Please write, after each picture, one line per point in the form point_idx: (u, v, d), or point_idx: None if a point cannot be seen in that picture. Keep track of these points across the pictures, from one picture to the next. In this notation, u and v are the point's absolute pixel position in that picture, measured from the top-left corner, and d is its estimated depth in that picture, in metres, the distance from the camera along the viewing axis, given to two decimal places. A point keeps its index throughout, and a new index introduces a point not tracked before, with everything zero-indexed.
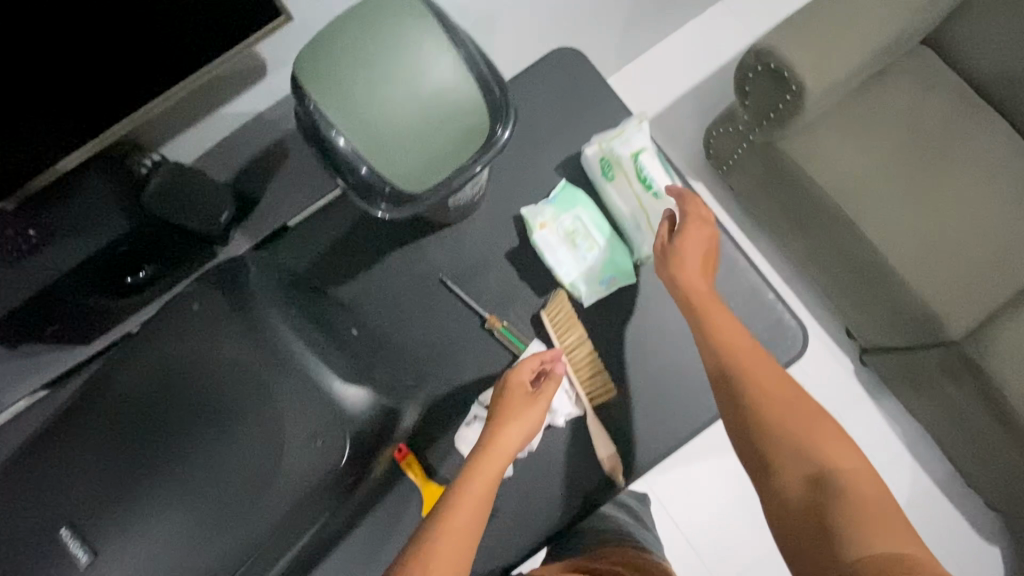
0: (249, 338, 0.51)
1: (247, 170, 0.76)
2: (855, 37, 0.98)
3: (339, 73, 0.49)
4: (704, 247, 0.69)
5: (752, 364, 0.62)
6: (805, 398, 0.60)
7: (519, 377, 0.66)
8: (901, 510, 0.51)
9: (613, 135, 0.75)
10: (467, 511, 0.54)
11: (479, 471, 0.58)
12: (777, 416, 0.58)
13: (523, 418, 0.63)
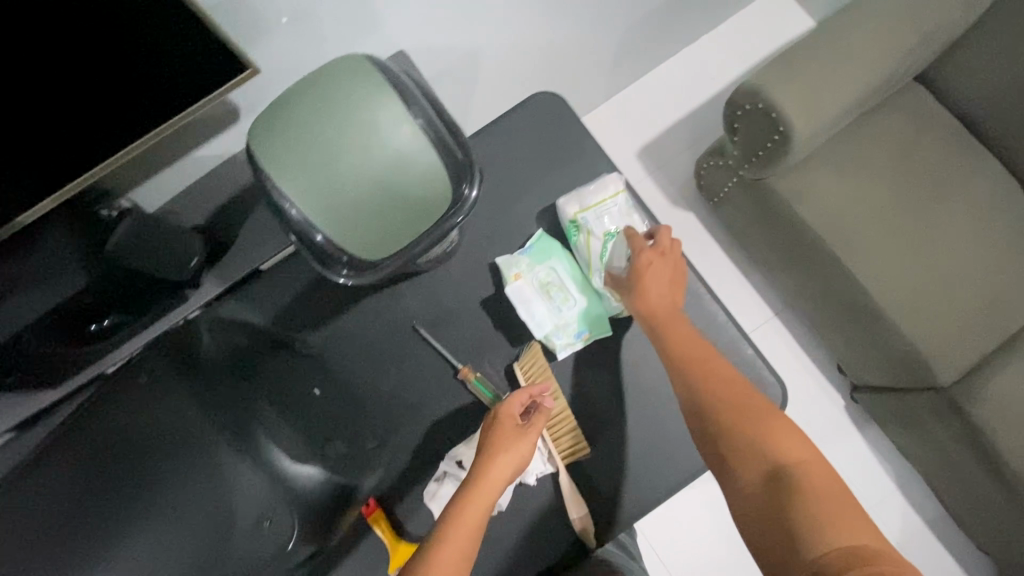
0: (209, 411, 0.54)
1: (219, 213, 0.73)
2: (845, 78, 0.97)
3: (293, 147, 0.48)
4: (667, 275, 0.71)
5: (719, 391, 0.62)
6: (762, 402, 0.62)
7: (509, 411, 0.64)
8: (854, 500, 0.53)
9: (592, 205, 0.75)
10: (461, 535, 0.54)
11: (465, 511, 0.56)
12: (738, 423, 0.60)
13: (513, 454, 0.61)
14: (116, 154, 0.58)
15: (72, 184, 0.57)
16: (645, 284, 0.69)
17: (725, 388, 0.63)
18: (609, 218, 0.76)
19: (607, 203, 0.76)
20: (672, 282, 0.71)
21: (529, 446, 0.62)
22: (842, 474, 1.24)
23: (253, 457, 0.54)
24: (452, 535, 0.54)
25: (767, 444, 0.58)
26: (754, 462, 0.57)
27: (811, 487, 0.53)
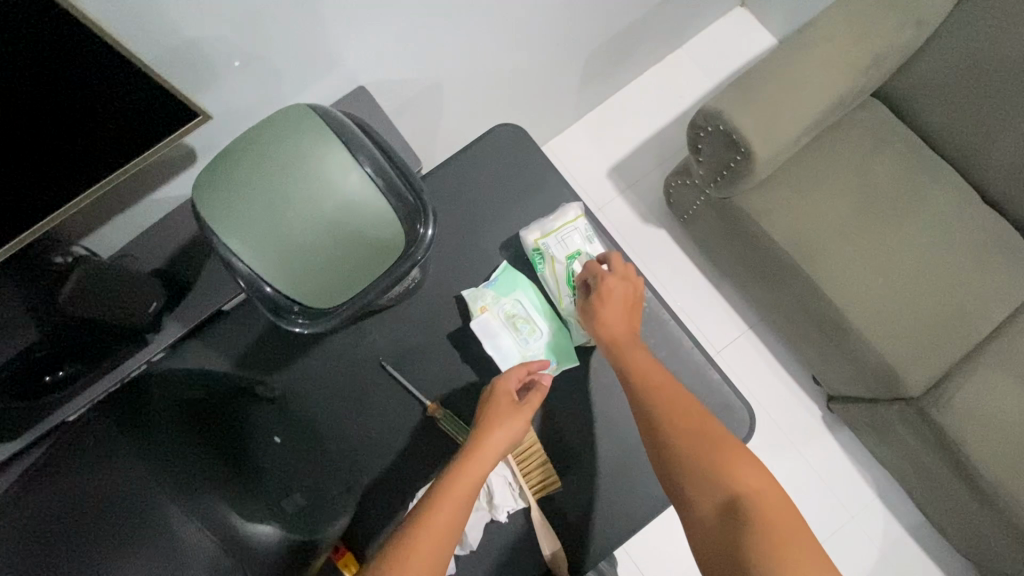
0: (154, 460, 0.49)
1: (179, 256, 0.72)
2: (803, 99, 0.99)
3: (239, 204, 0.48)
4: (626, 298, 0.72)
5: (677, 422, 0.61)
6: (721, 430, 0.61)
7: (505, 386, 0.66)
8: (807, 537, 0.52)
9: (553, 230, 0.77)
10: (444, 516, 0.54)
11: (460, 477, 0.57)
12: (695, 451, 0.59)
13: (509, 425, 0.62)
14: (71, 202, 0.56)
15: (24, 236, 0.55)
16: (604, 311, 0.70)
17: (684, 417, 0.61)
18: (573, 241, 0.77)
19: (569, 227, 0.77)
20: (631, 306, 0.72)
21: (525, 419, 0.63)
22: (821, 483, 1.25)
23: (196, 516, 0.47)
24: (443, 501, 0.55)
25: (723, 474, 0.56)
26: (709, 494, 0.56)
27: (763, 522, 0.52)
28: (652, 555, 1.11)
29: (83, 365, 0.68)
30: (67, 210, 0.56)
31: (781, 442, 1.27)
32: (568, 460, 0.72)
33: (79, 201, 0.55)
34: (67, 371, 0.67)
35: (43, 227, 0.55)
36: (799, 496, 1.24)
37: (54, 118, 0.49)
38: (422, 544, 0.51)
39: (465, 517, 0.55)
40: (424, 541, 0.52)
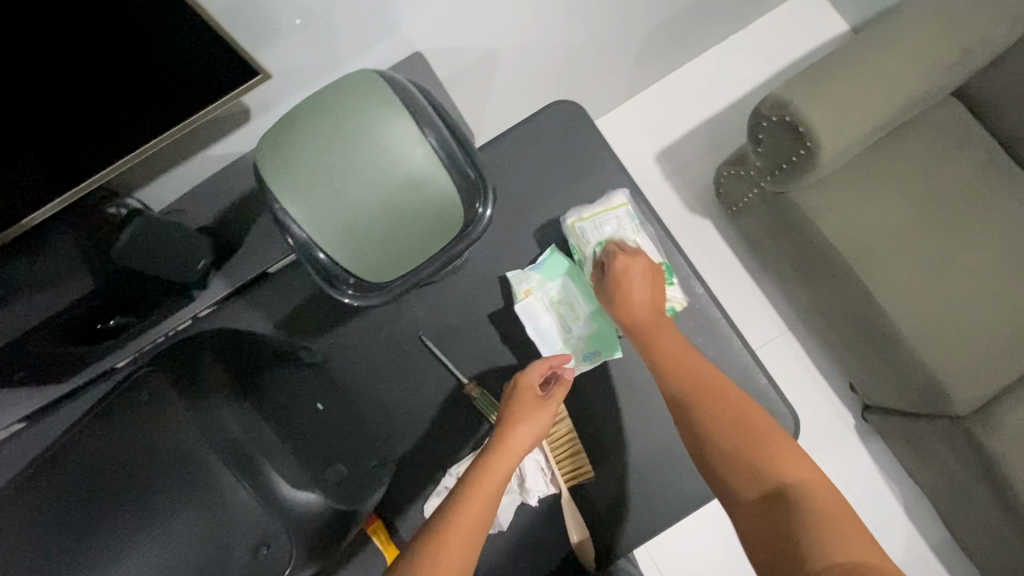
0: (198, 422, 0.49)
1: (229, 214, 0.72)
2: (879, 94, 0.93)
3: (299, 168, 0.47)
4: (644, 274, 0.71)
5: (712, 408, 0.60)
6: (755, 413, 0.60)
7: (527, 381, 0.65)
8: (854, 515, 0.52)
9: (595, 214, 0.75)
10: (478, 504, 0.54)
11: (489, 471, 0.57)
12: (732, 438, 0.58)
13: (534, 420, 0.61)
14: (126, 155, 0.55)
15: (84, 184, 0.55)
16: (627, 288, 0.70)
17: (718, 404, 0.61)
18: (609, 229, 0.74)
19: (609, 214, 0.75)
20: (650, 281, 0.71)
21: (548, 416, 0.62)
22: (845, 492, 1.22)
23: (244, 477, 0.48)
24: (473, 495, 0.54)
25: (760, 461, 0.56)
26: (747, 480, 0.56)
27: (812, 510, 0.51)
28: (672, 551, 1.10)
29: (134, 315, 0.70)
30: (123, 163, 0.55)
31: (810, 449, 1.24)
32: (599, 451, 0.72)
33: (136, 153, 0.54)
34: (119, 321, 0.69)
35: (102, 176, 0.55)
36: None
37: (120, 68, 0.48)
38: (459, 533, 0.51)
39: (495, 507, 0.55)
40: (460, 528, 0.51)
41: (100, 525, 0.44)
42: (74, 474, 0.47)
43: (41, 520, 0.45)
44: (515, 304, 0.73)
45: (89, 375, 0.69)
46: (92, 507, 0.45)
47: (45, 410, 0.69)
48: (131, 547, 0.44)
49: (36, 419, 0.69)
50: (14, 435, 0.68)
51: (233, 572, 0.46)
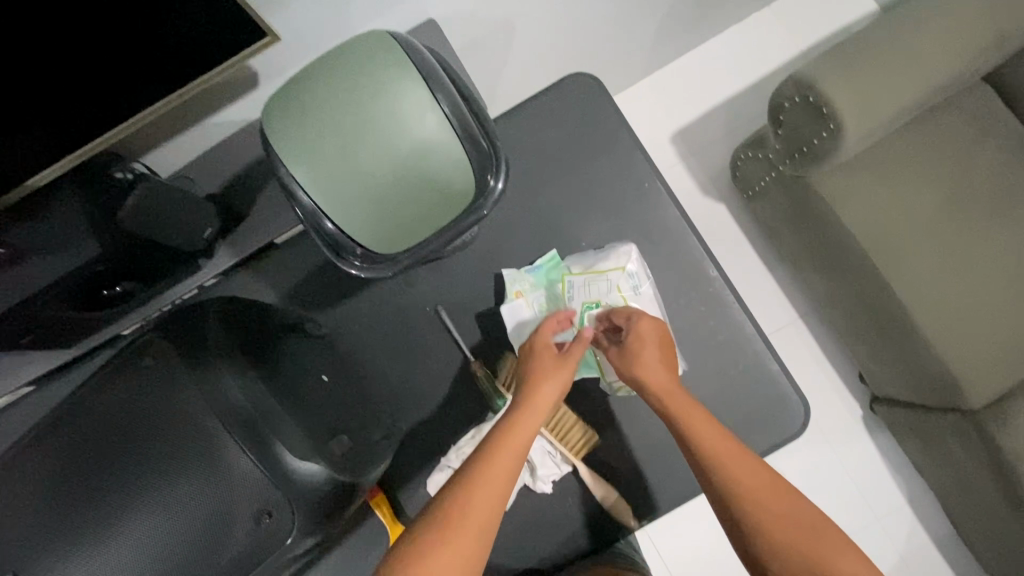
0: (200, 391, 0.49)
1: (236, 184, 0.71)
2: (909, 76, 0.89)
3: (308, 133, 0.45)
4: (660, 340, 0.62)
5: (749, 487, 0.51)
6: (808, 506, 0.50)
7: (543, 341, 0.62)
8: None
9: (591, 274, 0.72)
10: (498, 480, 0.48)
11: (512, 438, 0.51)
12: (789, 542, 0.48)
13: (557, 379, 0.57)
14: (130, 119, 0.53)
15: (88, 147, 0.53)
16: (641, 348, 0.61)
17: (754, 477, 0.51)
18: (597, 292, 0.71)
19: (599, 278, 0.71)
20: (665, 346, 0.62)
21: (570, 373, 0.58)
22: (849, 481, 1.22)
23: (251, 450, 0.48)
24: (495, 463, 0.49)
25: (804, 543, 0.48)
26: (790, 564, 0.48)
27: None
28: (673, 536, 1.11)
29: (140, 284, 0.69)
30: (126, 127, 0.54)
31: (815, 439, 1.23)
32: (603, 433, 0.73)
33: (142, 115, 0.53)
34: (124, 288, 0.67)
35: (106, 139, 0.54)
36: (824, 491, 1.21)
37: (125, 26, 0.46)
38: (472, 520, 0.45)
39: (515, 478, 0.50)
40: (475, 512, 0.46)
41: (114, 485, 0.46)
42: (88, 430, 0.49)
43: (58, 477, 0.47)
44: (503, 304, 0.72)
45: (102, 336, 0.70)
46: (108, 463, 0.47)
47: (64, 368, 0.71)
48: (143, 506, 0.46)
49: (51, 378, 0.70)
50: (21, 399, 0.70)
51: (238, 533, 0.47)
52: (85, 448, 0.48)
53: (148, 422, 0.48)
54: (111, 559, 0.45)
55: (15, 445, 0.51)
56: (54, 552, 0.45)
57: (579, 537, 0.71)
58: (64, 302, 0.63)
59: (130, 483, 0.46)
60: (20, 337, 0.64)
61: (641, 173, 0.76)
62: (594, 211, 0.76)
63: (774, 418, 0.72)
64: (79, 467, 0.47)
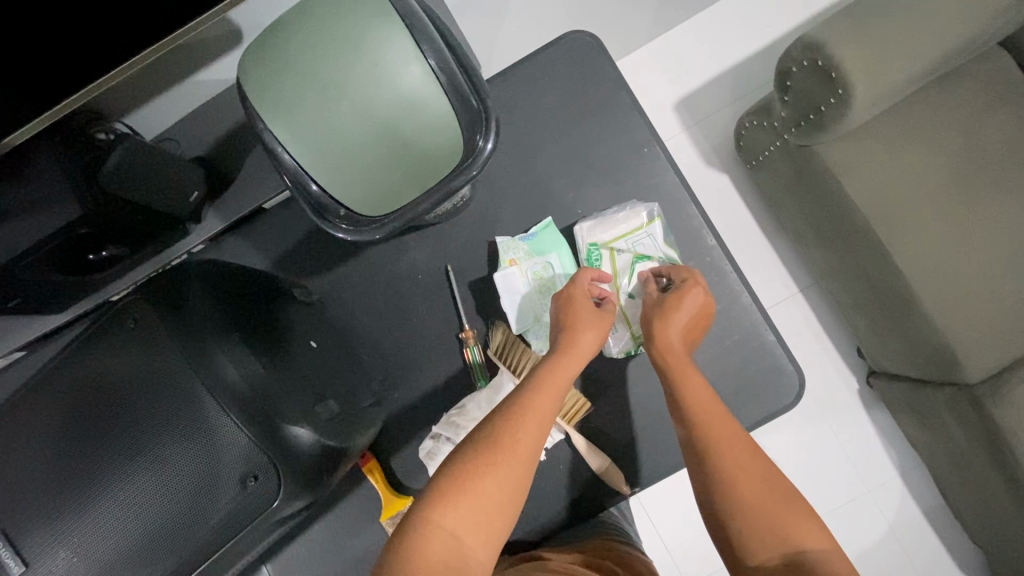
0: (184, 355, 0.48)
1: (220, 146, 0.69)
2: (925, 37, 0.85)
3: (284, 87, 0.44)
4: (696, 312, 0.62)
5: (742, 483, 0.50)
6: (772, 467, 0.52)
7: (581, 294, 0.63)
8: None
9: (630, 231, 0.70)
10: (529, 428, 0.52)
11: (541, 390, 0.54)
12: (747, 490, 0.50)
13: (597, 327, 0.60)
14: (114, 69, 0.50)
15: (72, 98, 0.50)
16: (677, 329, 0.60)
17: (749, 471, 0.51)
18: (643, 248, 0.71)
19: (641, 233, 0.71)
20: (697, 320, 0.62)
21: (608, 325, 0.61)
22: (844, 453, 1.22)
23: (238, 414, 0.47)
24: (527, 419, 0.52)
25: (790, 541, 0.47)
26: (770, 555, 0.47)
27: None
28: (665, 504, 1.12)
29: (126, 249, 0.67)
30: (110, 79, 0.50)
31: (811, 413, 1.23)
32: (597, 402, 0.72)
33: (122, 70, 0.49)
34: (110, 253, 0.66)
35: (94, 90, 0.50)
36: (818, 464, 1.22)
37: None
38: (501, 471, 0.49)
39: (546, 429, 0.53)
40: (504, 462, 0.50)
41: (107, 444, 0.46)
42: (72, 392, 0.48)
43: (52, 436, 0.47)
44: (496, 272, 0.70)
45: (94, 300, 0.70)
46: (94, 426, 0.47)
47: (53, 334, 0.70)
48: (138, 464, 0.46)
49: (43, 342, 0.70)
50: (15, 363, 0.70)
51: (224, 497, 0.47)
52: (72, 411, 0.48)
53: (132, 385, 0.48)
54: (108, 515, 0.46)
55: (9, 401, 0.50)
56: (54, 507, 0.46)
57: (571, 503, 0.72)
58: (49, 265, 0.62)
59: (116, 444, 0.46)
60: (8, 301, 0.63)
61: (640, 137, 0.74)
62: (592, 177, 0.74)
63: (770, 390, 0.71)
64: (65, 429, 0.47)
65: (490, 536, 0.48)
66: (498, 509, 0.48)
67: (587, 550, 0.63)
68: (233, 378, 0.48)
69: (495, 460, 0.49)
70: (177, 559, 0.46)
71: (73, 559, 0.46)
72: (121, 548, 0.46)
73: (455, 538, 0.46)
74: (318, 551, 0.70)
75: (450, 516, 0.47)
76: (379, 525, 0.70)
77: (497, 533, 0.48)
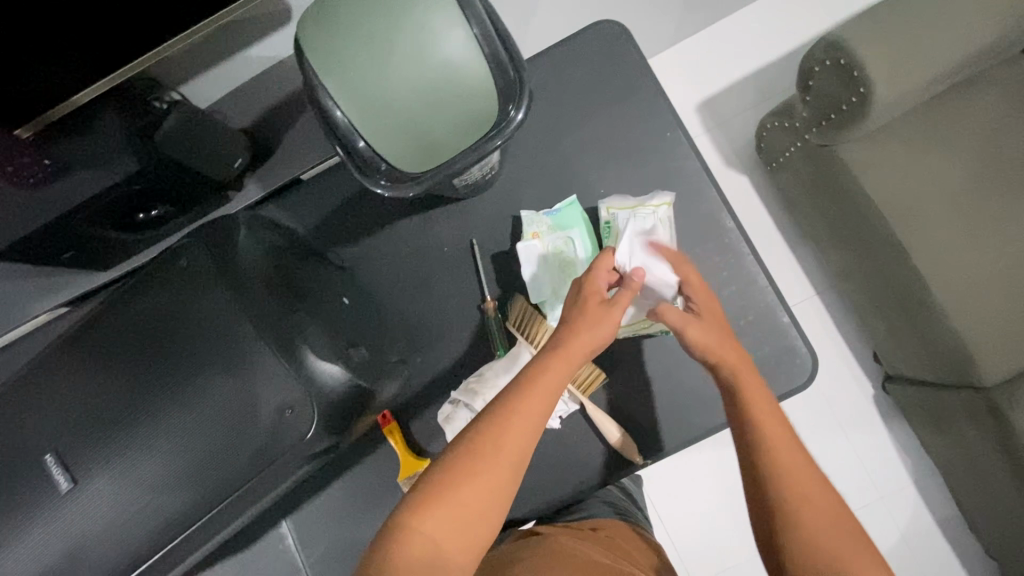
0: (229, 293, 0.52)
1: (265, 117, 0.74)
2: (946, 38, 0.87)
3: (338, 47, 0.47)
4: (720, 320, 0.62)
5: (811, 521, 0.47)
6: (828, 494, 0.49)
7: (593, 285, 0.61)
8: None
9: (630, 207, 0.72)
10: (514, 438, 0.51)
11: (526, 398, 0.52)
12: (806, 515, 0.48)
13: (596, 326, 0.58)
14: (188, 30, 0.56)
15: (152, 54, 0.56)
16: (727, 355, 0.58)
17: (805, 482, 0.49)
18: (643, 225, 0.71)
19: (644, 210, 0.72)
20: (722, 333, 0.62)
21: (611, 328, 0.58)
22: (857, 457, 1.22)
23: (274, 349, 0.50)
24: (512, 425, 0.51)
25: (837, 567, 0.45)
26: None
27: None
28: (675, 497, 1.12)
29: (173, 210, 0.72)
30: (185, 38, 0.56)
31: (824, 415, 1.23)
32: (611, 375, 0.74)
33: (191, 32, 0.55)
34: (158, 213, 0.71)
35: (170, 48, 0.56)
36: (830, 467, 1.21)
37: None
38: (477, 481, 0.49)
39: (532, 439, 0.52)
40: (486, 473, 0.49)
41: (154, 379, 0.50)
42: (123, 329, 0.52)
43: (99, 370, 0.51)
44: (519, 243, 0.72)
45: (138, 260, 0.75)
46: (144, 359, 0.50)
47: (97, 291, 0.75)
48: (182, 394, 0.49)
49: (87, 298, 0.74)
50: (61, 318, 0.75)
51: (262, 424, 0.49)
52: (122, 346, 0.51)
53: (181, 323, 0.51)
54: (151, 446, 0.49)
55: (66, 336, 0.54)
56: (103, 436, 0.49)
57: (582, 474, 0.73)
58: (101, 221, 0.67)
59: (160, 379, 0.50)
60: (62, 253, 0.68)
61: (663, 122, 0.76)
62: (615, 159, 0.76)
63: (783, 370, 0.72)
64: (114, 363, 0.51)
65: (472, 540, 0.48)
66: (485, 501, 0.49)
67: (592, 527, 0.64)
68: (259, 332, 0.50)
69: (478, 468, 0.49)
70: (220, 481, 0.50)
71: (118, 486, 0.49)
72: (168, 473, 0.49)
73: (440, 543, 0.46)
74: (337, 508, 0.73)
75: (429, 520, 0.47)
76: (394, 485, 0.72)
77: (479, 536, 0.48)
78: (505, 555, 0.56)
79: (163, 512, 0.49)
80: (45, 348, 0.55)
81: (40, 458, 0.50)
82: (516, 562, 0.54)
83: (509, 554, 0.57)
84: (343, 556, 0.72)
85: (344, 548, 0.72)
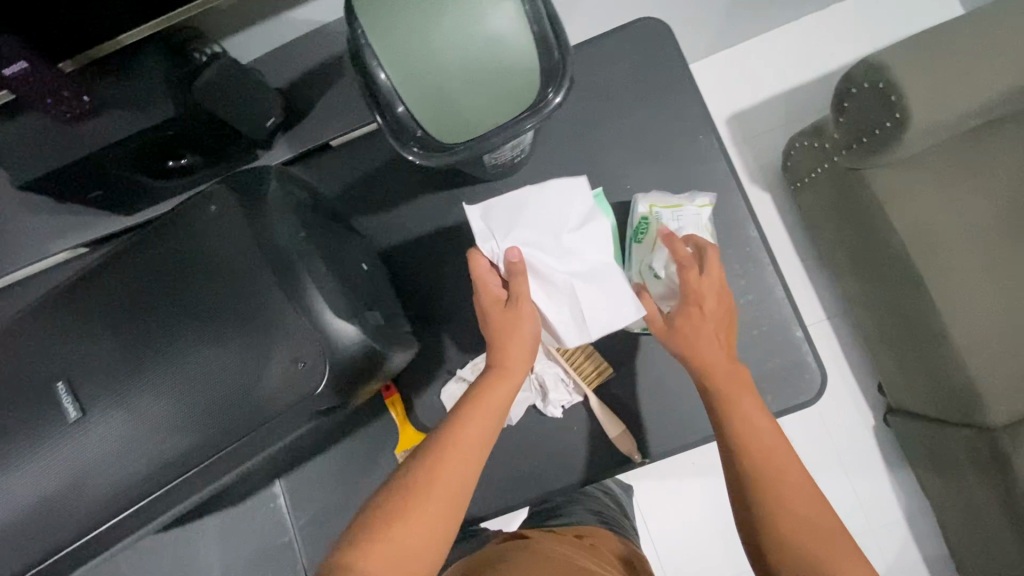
0: (252, 241, 0.52)
1: (302, 79, 0.74)
2: (988, 72, 0.86)
3: (390, 10, 0.48)
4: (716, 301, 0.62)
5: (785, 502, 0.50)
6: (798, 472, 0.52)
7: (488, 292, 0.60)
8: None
9: (671, 205, 0.69)
10: (459, 459, 0.52)
11: (471, 416, 0.54)
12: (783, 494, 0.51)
13: (518, 340, 0.59)
14: None
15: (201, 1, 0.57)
16: (717, 372, 0.58)
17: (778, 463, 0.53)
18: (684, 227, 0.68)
19: (686, 210, 0.69)
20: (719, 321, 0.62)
21: (530, 335, 0.59)
22: (851, 486, 1.21)
23: (287, 301, 0.50)
24: (456, 448, 0.52)
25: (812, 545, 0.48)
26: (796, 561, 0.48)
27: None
28: (665, 505, 1.12)
29: (201, 161, 0.73)
30: None
31: (822, 441, 1.23)
32: (618, 371, 0.74)
33: None
34: (187, 162, 0.71)
35: None
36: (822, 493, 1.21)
37: None
38: (439, 494, 0.50)
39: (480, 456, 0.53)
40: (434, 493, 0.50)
41: (163, 327, 0.50)
42: (144, 269, 0.53)
43: (107, 314, 0.52)
44: None
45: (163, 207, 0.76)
46: (158, 303, 0.51)
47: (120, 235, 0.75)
48: (191, 342, 0.50)
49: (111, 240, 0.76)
50: (81, 258, 0.76)
51: (271, 376, 0.50)
52: (139, 288, 0.52)
53: (196, 270, 0.52)
54: (142, 401, 0.50)
55: (93, 266, 0.55)
56: (111, 379, 0.50)
57: (578, 467, 0.73)
58: (130, 165, 0.67)
59: (169, 326, 0.50)
60: (89, 192, 0.69)
61: (697, 125, 0.76)
62: (644, 157, 0.76)
63: (790, 383, 0.72)
64: (127, 304, 0.52)
65: (441, 548, 0.48)
66: (442, 514, 0.49)
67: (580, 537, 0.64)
68: (269, 289, 0.51)
69: (428, 487, 0.50)
70: (223, 428, 0.50)
71: (120, 423, 0.50)
72: (173, 416, 0.50)
73: (406, 559, 0.46)
74: (331, 474, 0.73)
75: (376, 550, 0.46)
76: (391, 457, 0.73)
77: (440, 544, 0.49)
78: (490, 555, 0.55)
79: (164, 453, 0.50)
80: (63, 282, 0.56)
81: (53, 387, 0.51)
82: (500, 560, 0.53)
83: (494, 553, 0.56)
84: (332, 521, 0.73)
85: (334, 513, 0.73)
